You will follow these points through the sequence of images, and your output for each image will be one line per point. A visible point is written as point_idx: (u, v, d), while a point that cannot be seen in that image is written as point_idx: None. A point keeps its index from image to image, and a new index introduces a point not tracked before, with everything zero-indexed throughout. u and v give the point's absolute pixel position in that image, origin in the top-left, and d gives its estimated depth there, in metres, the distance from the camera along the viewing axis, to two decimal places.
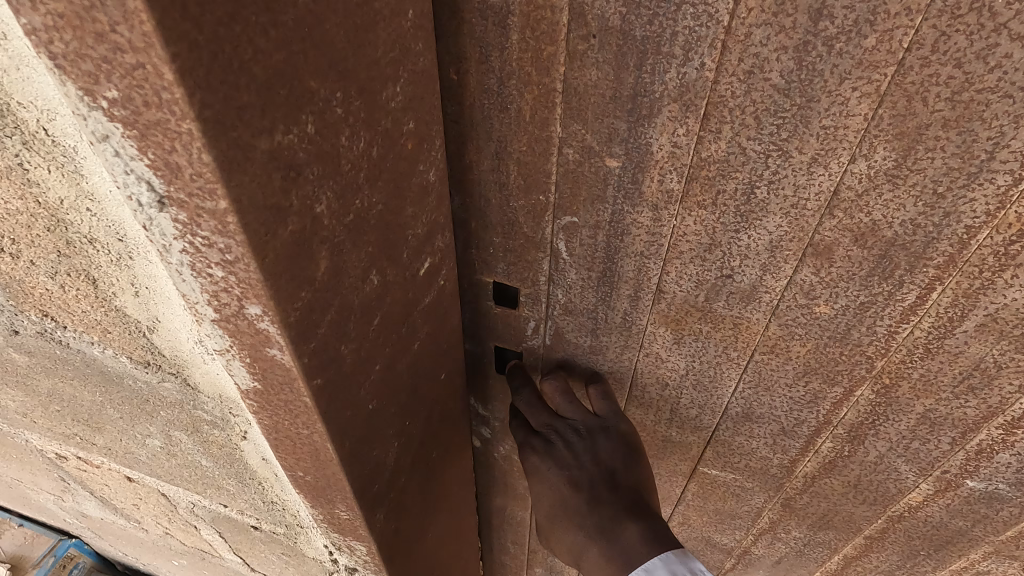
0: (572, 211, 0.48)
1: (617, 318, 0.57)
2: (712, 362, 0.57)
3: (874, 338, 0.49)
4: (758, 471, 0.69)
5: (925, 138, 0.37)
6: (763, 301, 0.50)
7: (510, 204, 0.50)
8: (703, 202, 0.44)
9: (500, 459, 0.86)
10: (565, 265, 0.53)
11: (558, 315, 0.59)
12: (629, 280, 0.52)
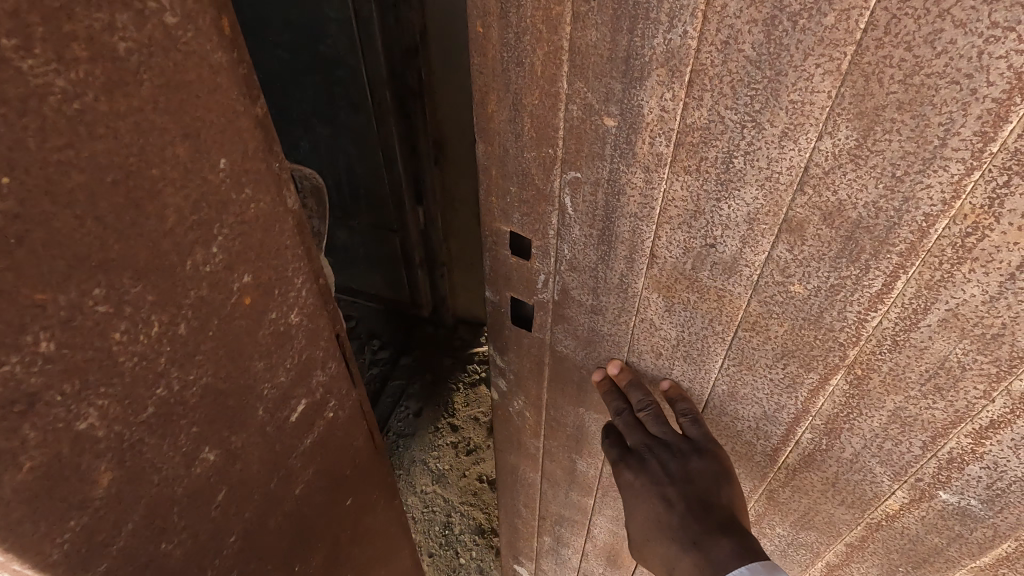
0: (576, 167, 0.55)
1: (614, 278, 0.63)
2: (699, 334, 0.62)
3: (845, 324, 0.51)
4: (743, 457, 0.71)
5: (883, 119, 0.39)
6: (743, 274, 0.54)
7: (525, 154, 0.57)
8: (689, 167, 0.50)
9: (514, 416, 0.93)
10: (571, 220, 0.60)
11: (566, 272, 0.66)
12: (625, 241, 0.58)
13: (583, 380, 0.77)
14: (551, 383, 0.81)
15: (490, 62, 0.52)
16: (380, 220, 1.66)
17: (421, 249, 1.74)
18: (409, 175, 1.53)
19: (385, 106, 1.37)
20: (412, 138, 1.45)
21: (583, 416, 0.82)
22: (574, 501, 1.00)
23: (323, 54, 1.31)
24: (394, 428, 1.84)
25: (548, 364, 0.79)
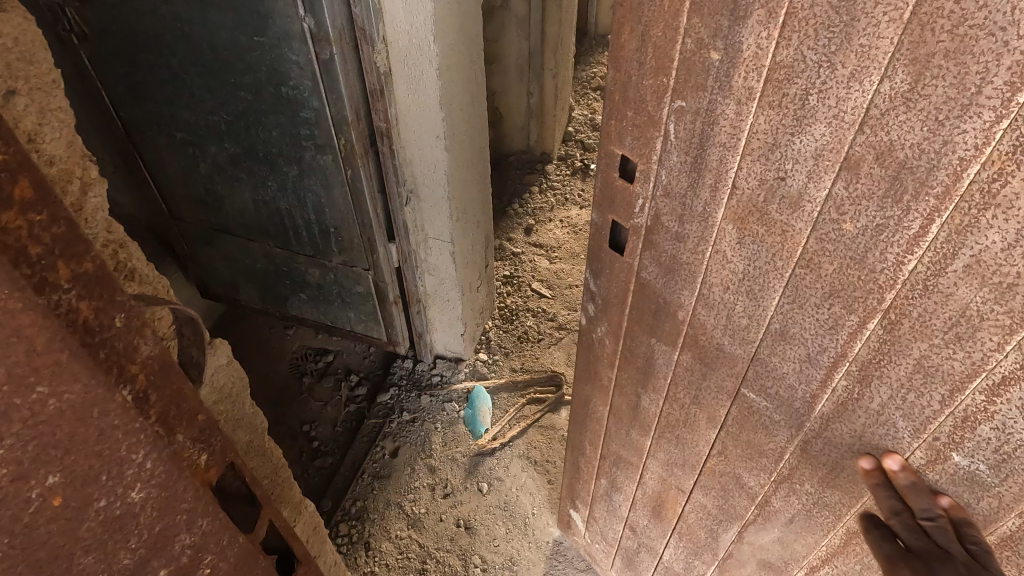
0: (683, 96, 0.58)
1: (698, 206, 0.65)
2: (764, 269, 0.63)
3: (886, 265, 0.53)
4: (786, 402, 0.72)
5: (932, 65, 0.42)
6: (806, 210, 0.56)
7: (645, 82, 0.61)
8: (773, 104, 0.52)
9: (595, 344, 0.95)
10: (670, 147, 0.63)
11: (660, 198, 0.68)
12: (712, 170, 0.61)
13: (658, 310, 0.79)
14: (631, 313, 0.83)
15: None
16: (352, 258, 1.66)
17: (395, 286, 1.73)
18: (379, 213, 1.54)
19: (352, 147, 1.38)
20: (381, 174, 1.47)
21: (653, 347, 0.84)
22: (632, 441, 1.03)
23: (286, 95, 1.32)
24: (370, 469, 1.83)
25: (632, 292, 0.81)
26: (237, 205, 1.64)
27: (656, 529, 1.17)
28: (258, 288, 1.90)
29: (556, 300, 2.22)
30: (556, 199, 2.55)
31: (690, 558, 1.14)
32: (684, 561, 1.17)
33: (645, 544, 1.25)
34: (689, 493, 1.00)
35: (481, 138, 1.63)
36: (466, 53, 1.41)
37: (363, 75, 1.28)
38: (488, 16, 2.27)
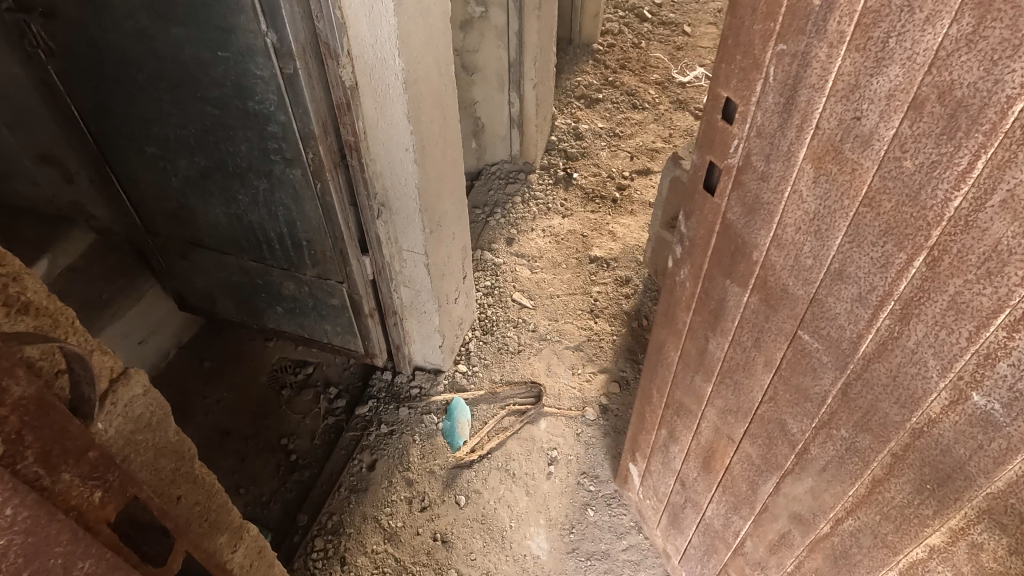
0: (786, 39, 0.69)
1: (785, 144, 0.75)
2: (833, 208, 0.72)
3: (934, 201, 0.62)
4: (834, 343, 0.80)
5: (995, 10, 0.52)
6: (875, 148, 0.65)
7: (756, 28, 0.73)
8: (859, 46, 0.62)
9: (677, 288, 1.09)
10: (771, 89, 0.74)
11: (752, 137, 0.79)
12: (801, 111, 0.71)
13: (736, 250, 0.91)
14: (713, 253, 0.96)
15: None
16: (326, 271, 1.65)
17: (370, 299, 1.73)
18: (351, 226, 1.54)
19: (319, 161, 1.37)
20: (352, 185, 1.47)
21: (728, 289, 0.96)
22: (697, 388, 1.16)
23: (253, 109, 1.32)
24: (348, 483, 1.82)
25: (717, 232, 0.93)
26: (210, 220, 1.64)
27: (703, 482, 1.28)
28: (235, 301, 1.89)
29: (537, 311, 2.21)
30: (538, 208, 2.54)
31: (729, 514, 1.23)
32: (724, 517, 1.26)
33: (691, 499, 1.37)
34: (739, 442, 1.10)
35: (454, 151, 1.63)
36: (436, 68, 1.42)
37: (329, 89, 1.29)
38: (467, 26, 2.26)
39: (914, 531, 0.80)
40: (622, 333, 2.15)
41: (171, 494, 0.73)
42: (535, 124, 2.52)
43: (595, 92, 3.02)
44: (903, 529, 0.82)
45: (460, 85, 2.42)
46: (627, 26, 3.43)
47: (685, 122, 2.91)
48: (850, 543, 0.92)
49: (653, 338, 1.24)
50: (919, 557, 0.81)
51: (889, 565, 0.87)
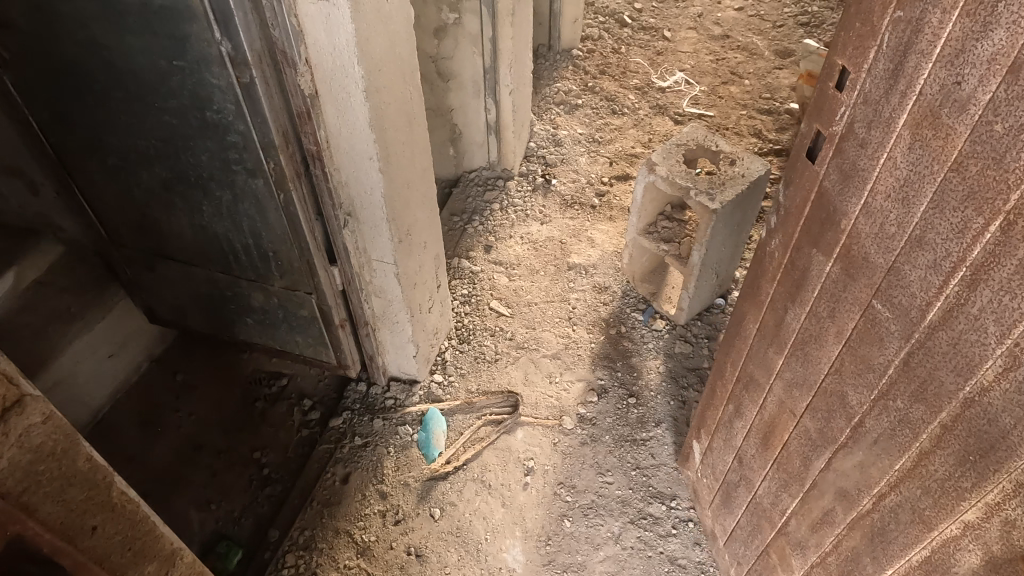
0: (903, 6, 0.76)
1: (886, 111, 0.82)
2: (921, 174, 0.79)
3: (1018, 163, 0.68)
4: (903, 312, 0.86)
5: None
6: (971, 112, 0.71)
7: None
8: (970, 11, 0.69)
9: (766, 256, 1.18)
10: (880, 56, 0.81)
11: (858, 104, 0.86)
12: (906, 76, 0.78)
13: (827, 220, 0.98)
14: (806, 221, 1.03)
15: None
16: (294, 282, 1.62)
17: (340, 309, 1.70)
18: (317, 237, 1.51)
19: (280, 171, 1.35)
20: (317, 195, 1.44)
21: (812, 259, 1.03)
22: (768, 361, 1.23)
23: (211, 119, 1.29)
24: (320, 497, 1.79)
25: (812, 201, 1.01)
26: (175, 231, 1.61)
27: (759, 459, 1.33)
28: (204, 313, 1.86)
29: (515, 319, 2.19)
30: (517, 215, 2.52)
31: (779, 492, 1.28)
32: (774, 495, 1.30)
33: (745, 476, 1.41)
34: (800, 417, 1.15)
35: (423, 159, 1.62)
36: (400, 76, 1.40)
37: (289, 97, 1.26)
38: (441, 32, 2.25)
39: (951, 505, 0.84)
40: (600, 340, 2.13)
41: (86, 523, 0.74)
42: (512, 131, 2.52)
43: (574, 98, 3.01)
44: (941, 503, 0.86)
45: (435, 91, 2.40)
46: (607, 31, 3.42)
47: (665, 127, 2.91)
48: (889, 519, 0.96)
49: (737, 308, 1.33)
50: (953, 535, 0.85)
51: (922, 542, 0.90)
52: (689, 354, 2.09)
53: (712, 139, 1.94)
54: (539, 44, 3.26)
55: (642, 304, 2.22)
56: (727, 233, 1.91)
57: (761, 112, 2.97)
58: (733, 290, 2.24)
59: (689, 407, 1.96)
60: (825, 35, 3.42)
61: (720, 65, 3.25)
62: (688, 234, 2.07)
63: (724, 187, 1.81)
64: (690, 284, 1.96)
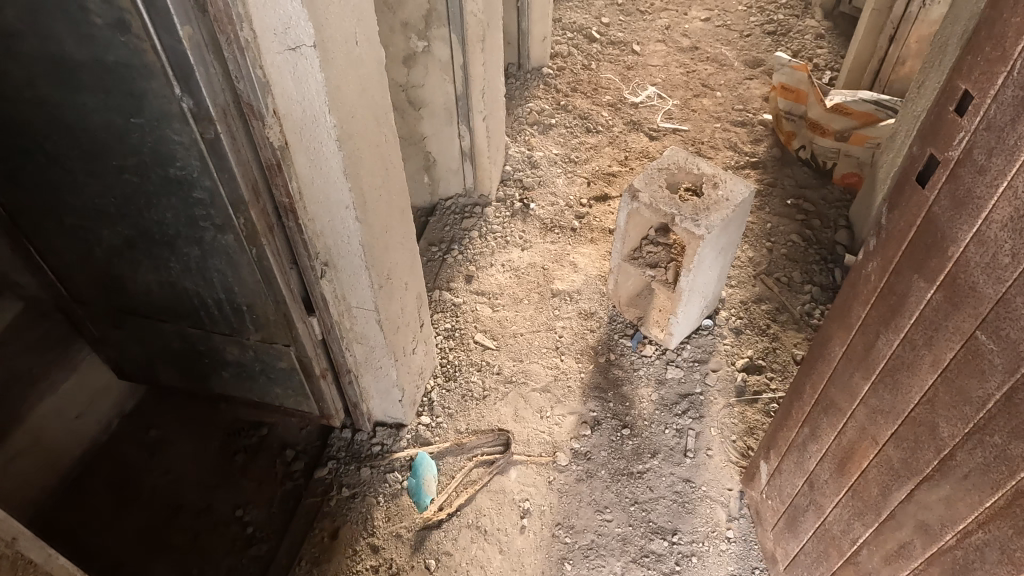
0: None
1: (1011, 140, 0.82)
2: None
3: None
4: (1012, 347, 0.85)
5: None
6: None
7: (1013, 19, 0.81)
8: None
9: (860, 280, 1.17)
10: (1010, 81, 0.81)
11: (981, 130, 0.86)
12: None
13: (931, 245, 0.97)
14: (909, 247, 1.03)
15: None
16: (270, 335, 1.54)
17: (321, 359, 1.63)
18: (293, 288, 1.44)
19: (252, 228, 1.28)
20: (291, 247, 1.37)
21: (912, 285, 1.02)
22: (852, 385, 1.21)
23: (176, 176, 1.22)
24: (308, 555, 1.71)
25: (918, 227, 1.00)
26: (141, 288, 1.53)
27: (833, 485, 1.31)
28: (176, 368, 1.77)
29: (500, 352, 2.13)
30: (497, 242, 2.47)
31: (850, 521, 1.26)
32: (845, 523, 1.28)
33: (816, 501, 1.38)
34: (882, 445, 1.14)
35: (399, 200, 1.55)
36: (371, 119, 1.33)
37: (258, 150, 1.19)
38: (410, 61, 2.20)
39: None
40: (590, 370, 2.08)
41: None
42: (487, 156, 2.46)
43: (548, 117, 2.97)
44: None
45: (407, 120, 2.35)
46: (576, 47, 3.40)
47: (640, 144, 2.89)
48: (974, 557, 0.96)
49: (822, 329, 1.32)
50: None
51: None
52: (681, 380, 2.05)
53: (694, 161, 1.89)
54: (509, 64, 3.22)
55: (630, 330, 2.17)
56: (715, 257, 1.86)
57: (735, 124, 2.95)
58: (720, 310, 2.23)
59: (685, 436, 1.93)
60: (792, 43, 3.44)
61: (691, 78, 3.24)
62: (675, 258, 2.00)
63: (709, 212, 1.77)
64: (678, 308, 1.91)
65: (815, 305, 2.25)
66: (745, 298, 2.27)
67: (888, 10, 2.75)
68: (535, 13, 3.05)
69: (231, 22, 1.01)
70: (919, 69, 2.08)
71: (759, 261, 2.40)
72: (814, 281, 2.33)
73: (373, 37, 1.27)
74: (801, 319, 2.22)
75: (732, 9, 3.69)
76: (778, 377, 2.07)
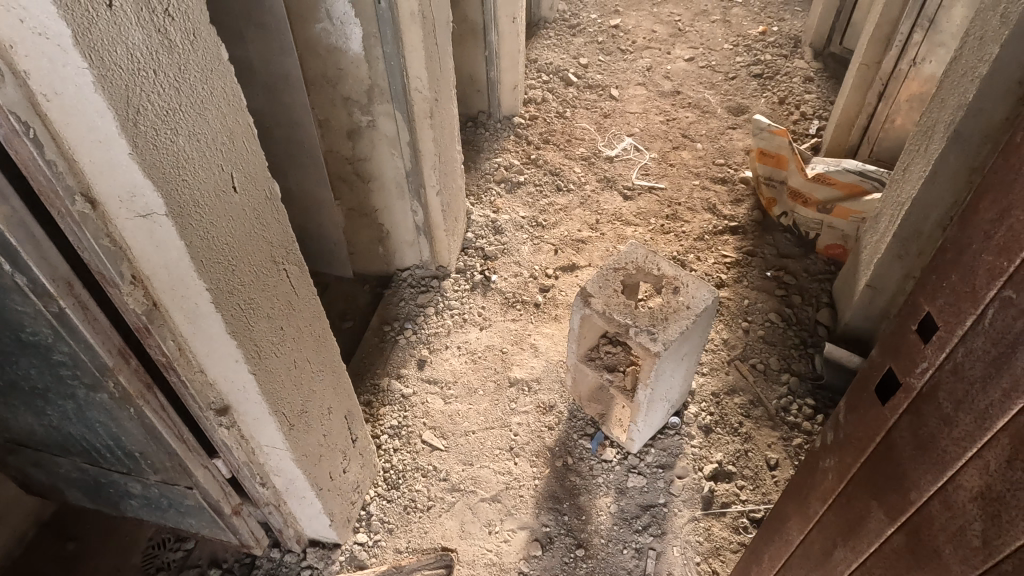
0: (1017, 287, 0.61)
1: (981, 403, 0.66)
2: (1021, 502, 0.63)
3: None
4: None
5: None
6: None
7: (985, 255, 0.65)
8: None
9: (817, 473, 0.99)
10: (979, 330, 0.65)
11: (945, 372, 0.70)
12: (1013, 376, 0.62)
13: (891, 476, 0.80)
14: (866, 465, 0.85)
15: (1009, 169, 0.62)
16: (169, 478, 1.38)
17: (231, 496, 1.47)
18: (187, 438, 1.28)
19: (127, 390, 1.12)
20: (178, 398, 1.21)
21: (870, 511, 0.85)
22: None
23: (29, 340, 1.06)
24: None
25: (875, 447, 0.83)
26: (24, 427, 1.37)
27: None
28: (81, 493, 1.61)
29: (449, 454, 1.97)
30: (453, 321, 2.31)
31: None
32: None
33: None
34: None
35: (313, 329, 1.38)
36: (265, 259, 1.15)
37: (121, 313, 1.04)
38: (355, 135, 2.04)
39: None
40: (544, 476, 1.92)
41: None
42: (443, 230, 2.30)
43: (516, 174, 2.80)
44: None
45: (356, 192, 2.19)
46: (551, 92, 3.24)
47: (612, 204, 2.72)
48: None
49: (779, 502, 1.14)
50: None
51: None
52: (643, 489, 1.89)
53: (654, 260, 1.73)
54: (479, 112, 3.05)
55: (590, 428, 2.01)
56: (675, 367, 1.70)
57: (714, 182, 2.78)
58: (689, 404, 2.06)
59: (645, 558, 1.77)
60: (779, 88, 3.26)
61: (671, 127, 3.07)
62: (634, 360, 1.85)
63: (667, 323, 1.60)
64: (638, 419, 1.75)
65: (793, 399, 2.08)
66: (717, 389, 2.10)
67: (876, 65, 2.59)
68: (505, 61, 2.89)
69: (59, 196, 0.87)
70: (904, 150, 1.91)
71: (733, 344, 2.23)
72: (792, 369, 2.16)
73: (259, 173, 1.09)
74: (776, 415, 2.05)
75: (718, 48, 3.51)
76: (749, 485, 1.90)
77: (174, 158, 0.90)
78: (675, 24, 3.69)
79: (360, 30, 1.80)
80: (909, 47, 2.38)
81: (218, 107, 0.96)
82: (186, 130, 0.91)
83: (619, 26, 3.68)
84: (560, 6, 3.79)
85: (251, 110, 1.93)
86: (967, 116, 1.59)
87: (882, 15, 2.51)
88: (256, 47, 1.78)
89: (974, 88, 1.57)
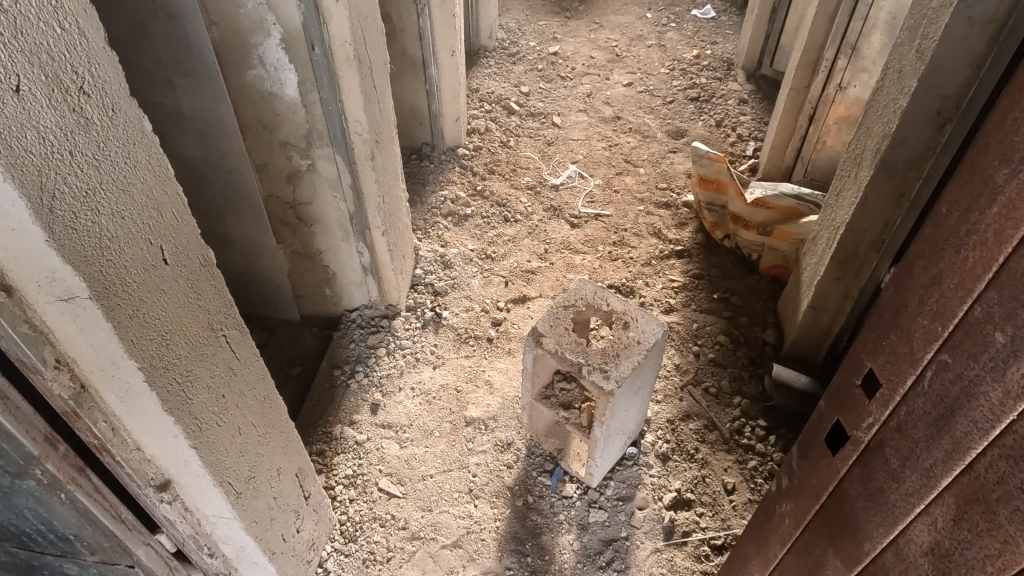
0: (952, 353, 0.63)
1: (924, 463, 0.67)
2: (968, 560, 0.65)
3: None
4: None
5: None
6: None
7: (920, 319, 0.67)
8: None
9: (774, 516, 0.99)
10: (919, 392, 0.67)
11: (889, 430, 0.71)
12: (953, 438, 0.64)
13: (846, 527, 0.81)
14: (821, 513, 0.86)
15: (940, 237, 0.65)
16: (108, 557, 1.30)
17: (178, 569, 1.40)
18: (124, 516, 1.21)
19: (58, 476, 1.06)
20: (112, 477, 1.15)
21: (828, 559, 0.86)
22: None
23: None
24: None
25: (828, 497, 0.83)
26: None
27: None
28: None
29: (408, 500, 1.93)
30: (406, 360, 2.27)
31: None
32: None
33: None
34: None
35: (256, 389, 1.32)
36: (202, 328, 1.10)
37: (46, 398, 0.97)
38: (295, 179, 1.99)
39: None
40: (505, 517, 1.89)
41: None
42: (391, 269, 2.27)
43: (463, 207, 2.80)
44: None
45: (300, 235, 2.14)
46: (495, 121, 3.25)
47: (560, 233, 2.74)
48: None
49: (740, 541, 1.14)
50: None
51: None
52: (605, 523, 1.88)
53: (603, 295, 1.74)
54: (423, 144, 3.04)
55: (549, 464, 1.99)
56: (629, 401, 1.70)
57: (659, 207, 2.83)
58: (646, 433, 2.07)
59: None
60: (715, 110, 3.34)
61: (613, 153, 3.12)
62: (588, 396, 1.85)
63: (619, 360, 1.61)
64: (595, 454, 1.75)
65: (745, 421, 2.11)
66: (672, 417, 2.12)
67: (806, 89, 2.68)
68: (447, 94, 2.89)
69: None
70: (835, 176, 1.97)
71: (685, 368, 2.26)
72: (742, 391, 2.20)
73: (192, 242, 1.05)
74: (730, 438, 2.07)
75: (655, 73, 3.60)
76: (709, 512, 1.91)
77: (96, 238, 0.86)
78: (612, 49, 3.76)
79: (294, 76, 1.77)
80: (835, 73, 2.49)
81: (144, 182, 0.93)
82: (109, 208, 0.87)
83: (559, 54, 3.73)
84: (499, 35, 3.83)
85: (185, 159, 1.87)
86: (892, 145, 1.65)
87: (808, 42, 2.61)
88: (187, 95, 1.73)
89: (896, 118, 1.64)
